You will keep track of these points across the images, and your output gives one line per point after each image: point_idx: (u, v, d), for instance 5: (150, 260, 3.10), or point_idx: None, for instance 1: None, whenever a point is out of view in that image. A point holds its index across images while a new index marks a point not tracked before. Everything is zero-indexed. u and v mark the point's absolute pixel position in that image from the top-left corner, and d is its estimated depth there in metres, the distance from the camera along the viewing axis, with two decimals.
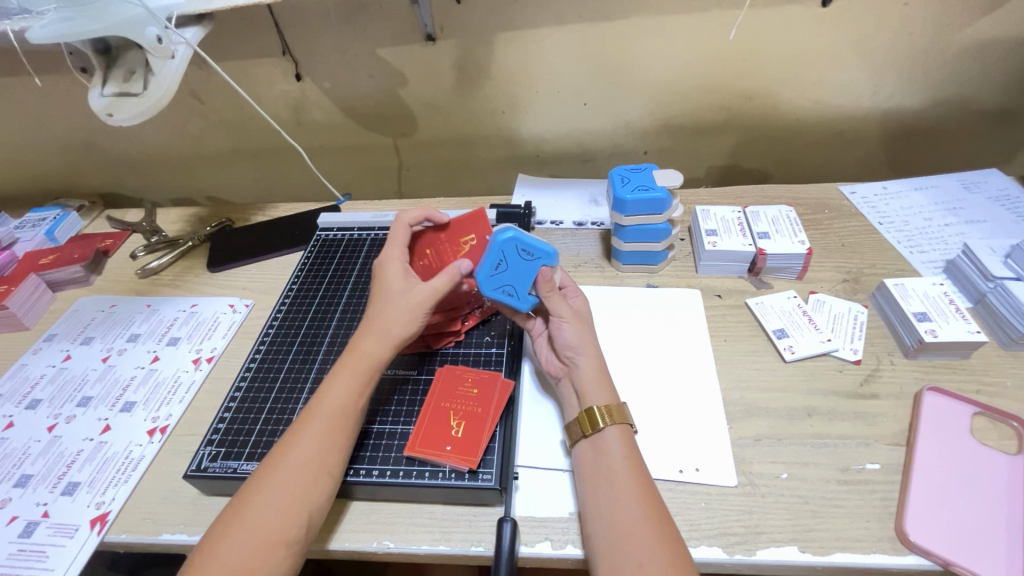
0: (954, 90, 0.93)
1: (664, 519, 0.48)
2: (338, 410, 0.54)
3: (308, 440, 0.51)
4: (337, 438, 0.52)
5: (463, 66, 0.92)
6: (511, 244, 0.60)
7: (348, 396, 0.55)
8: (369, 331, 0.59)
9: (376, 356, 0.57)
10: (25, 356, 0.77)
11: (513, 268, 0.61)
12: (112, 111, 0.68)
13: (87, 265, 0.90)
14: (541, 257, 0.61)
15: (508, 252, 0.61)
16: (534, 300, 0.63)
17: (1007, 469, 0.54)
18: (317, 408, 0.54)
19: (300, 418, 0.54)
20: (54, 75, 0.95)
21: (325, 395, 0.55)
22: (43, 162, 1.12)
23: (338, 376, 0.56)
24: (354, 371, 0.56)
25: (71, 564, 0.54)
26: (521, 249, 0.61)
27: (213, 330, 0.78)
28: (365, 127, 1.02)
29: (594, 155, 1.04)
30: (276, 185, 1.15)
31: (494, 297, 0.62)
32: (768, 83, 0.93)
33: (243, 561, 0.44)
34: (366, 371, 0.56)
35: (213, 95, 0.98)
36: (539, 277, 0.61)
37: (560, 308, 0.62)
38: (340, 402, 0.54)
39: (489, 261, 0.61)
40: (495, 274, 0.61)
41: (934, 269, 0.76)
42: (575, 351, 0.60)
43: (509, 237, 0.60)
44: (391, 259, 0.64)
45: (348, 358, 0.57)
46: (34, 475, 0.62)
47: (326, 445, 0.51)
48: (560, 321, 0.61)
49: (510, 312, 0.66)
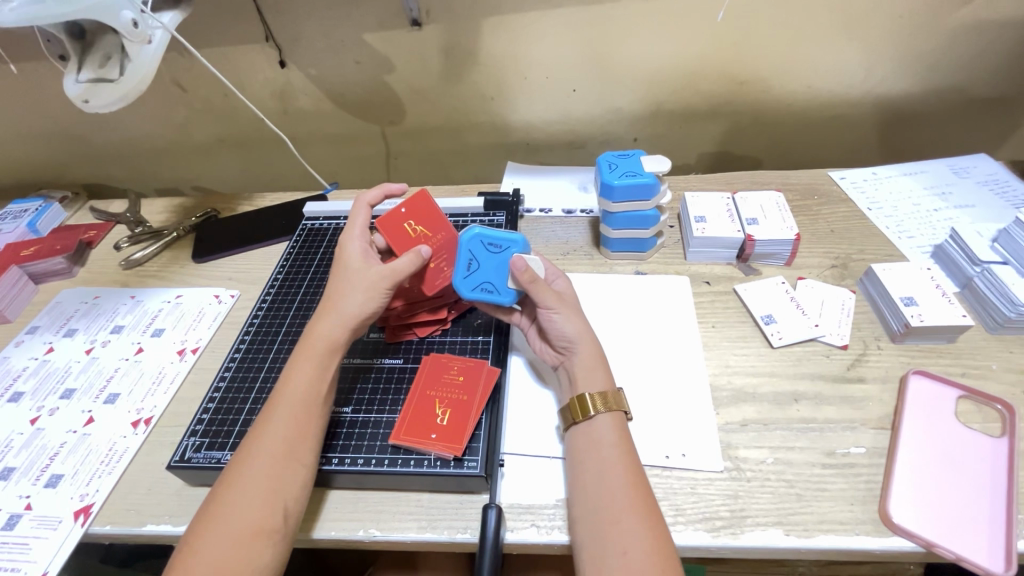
0: (945, 73, 0.92)
1: (650, 504, 0.48)
2: (303, 397, 0.53)
3: (275, 429, 0.51)
4: (304, 424, 0.52)
5: (450, 52, 0.91)
6: (477, 242, 0.63)
7: (313, 380, 0.54)
8: (326, 314, 0.58)
9: (335, 337, 0.56)
10: (7, 348, 0.76)
11: (484, 264, 0.63)
12: (87, 97, 0.67)
13: (70, 257, 0.88)
14: (513, 245, 0.63)
15: (476, 249, 0.63)
16: (516, 292, 0.62)
17: (991, 452, 0.54)
18: (282, 396, 0.53)
19: (267, 410, 0.53)
20: (31, 62, 0.93)
21: (288, 382, 0.54)
22: (24, 152, 1.10)
23: (298, 363, 0.55)
24: (316, 357, 0.55)
25: (54, 556, 0.53)
26: (488, 243, 0.63)
27: (198, 321, 0.77)
28: (351, 114, 1.01)
29: (584, 142, 1.03)
30: (263, 175, 1.14)
31: (474, 297, 0.63)
32: (758, 68, 0.92)
33: (221, 558, 0.44)
34: (327, 353, 0.56)
35: (196, 83, 0.97)
36: (514, 267, 0.60)
37: (547, 298, 0.59)
38: (304, 389, 0.53)
39: (461, 263, 0.63)
40: (470, 274, 0.63)
41: (923, 253, 0.76)
42: (570, 341, 0.59)
43: (474, 236, 0.63)
44: (349, 239, 0.64)
45: (307, 344, 0.56)
46: (17, 468, 0.61)
47: (294, 431, 0.51)
48: (549, 311, 0.59)
49: (495, 310, 0.66)
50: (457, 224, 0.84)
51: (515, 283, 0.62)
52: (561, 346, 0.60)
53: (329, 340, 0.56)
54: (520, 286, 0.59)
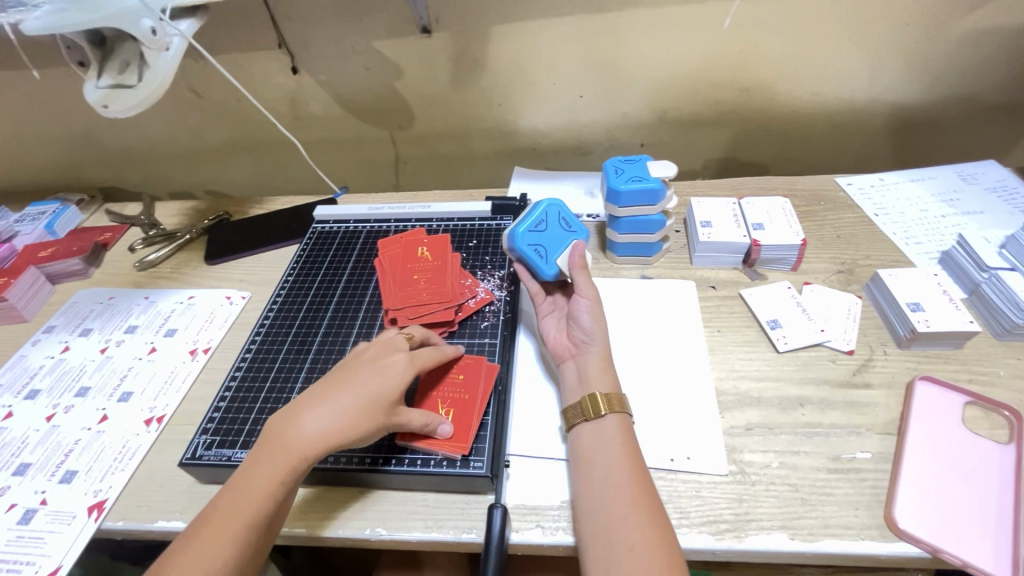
0: (953, 80, 0.92)
1: (654, 505, 0.49)
2: (255, 510, 0.48)
3: (227, 533, 0.47)
4: (249, 537, 0.47)
5: (459, 59, 0.92)
6: (552, 211, 0.72)
7: (267, 494, 0.49)
8: (318, 411, 0.53)
9: (320, 437, 0.51)
10: (24, 347, 0.78)
11: (549, 229, 0.70)
12: (107, 102, 0.69)
13: (86, 258, 0.90)
14: (577, 232, 0.71)
15: (549, 215, 0.71)
16: (558, 271, 0.67)
17: (999, 459, 0.54)
18: (235, 498, 0.48)
19: (221, 509, 0.48)
20: (51, 67, 0.96)
21: (242, 484, 0.49)
22: (43, 156, 1.12)
23: (260, 467, 0.50)
24: (278, 464, 0.50)
25: (68, 551, 0.55)
26: (561, 218, 0.72)
27: (209, 322, 0.78)
28: (362, 119, 1.02)
29: (590, 147, 1.04)
30: (274, 179, 1.16)
31: (523, 250, 0.68)
32: (764, 74, 0.92)
33: None
34: (291, 463, 0.50)
35: (210, 88, 0.99)
36: (573, 247, 0.67)
37: (585, 287, 0.64)
38: (267, 492, 0.49)
39: (531, 220, 0.71)
40: (534, 231, 0.70)
41: (930, 260, 0.76)
42: (589, 338, 0.61)
43: (553, 205, 0.73)
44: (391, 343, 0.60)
45: (276, 445, 0.51)
46: (32, 464, 0.63)
47: (237, 544, 0.46)
48: (580, 298, 0.63)
49: (529, 279, 0.70)
50: (465, 228, 0.85)
51: (563, 261, 0.67)
52: (579, 340, 0.62)
53: (302, 445, 0.51)
54: (569, 267, 0.66)
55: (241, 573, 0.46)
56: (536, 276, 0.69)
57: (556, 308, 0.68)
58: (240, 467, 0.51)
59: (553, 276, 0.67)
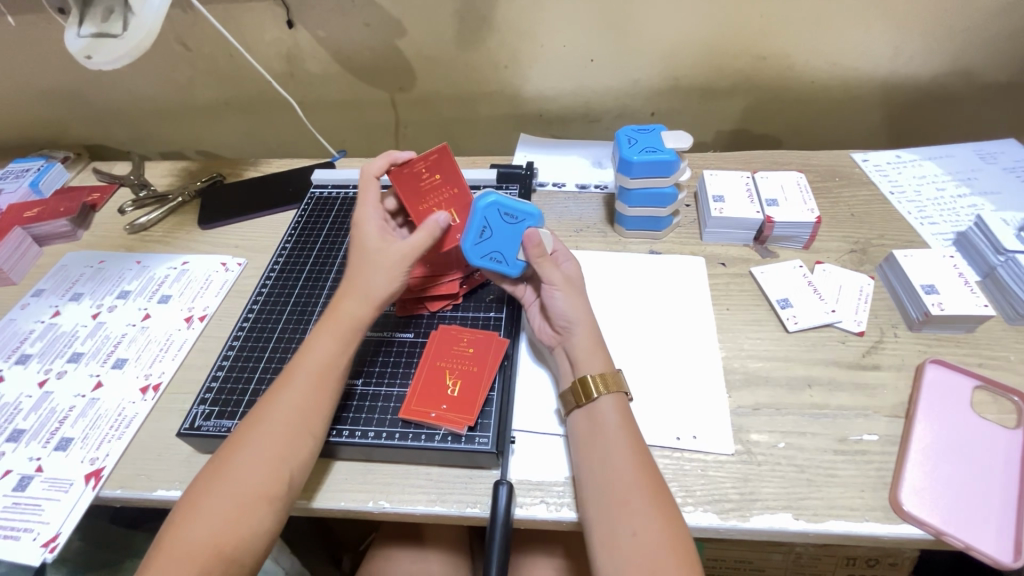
0: (978, 53, 0.89)
1: (657, 484, 0.49)
2: (317, 365, 0.54)
3: (291, 397, 0.52)
4: (315, 391, 0.53)
5: (465, 16, 0.87)
6: (493, 209, 0.61)
7: (328, 351, 0.55)
8: (349, 290, 0.58)
9: (359, 312, 0.57)
10: (13, 310, 0.76)
11: (496, 233, 0.61)
12: (90, 53, 0.65)
13: (75, 219, 0.87)
14: (528, 218, 0.62)
15: (491, 217, 0.61)
16: (523, 266, 0.63)
17: (1005, 443, 0.54)
18: (266, 417, 0.51)
19: (280, 378, 0.54)
20: (29, 14, 0.90)
21: (305, 354, 0.55)
22: (23, 110, 1.07)
23: (319, 334, 0.56)
24: (334, 327, 0.56)
25: (66, 519, 0.54)
26: (504, 214, 0.61)
27: (205, 288, 0.76)
28: (361, 79, 0.98)
29: (599, 116, 1.00)
30: (268, 140, 1.11)
31: (482, 265, 0.62)
32: (783, 41, 0.88)
33: (227, 518, 0.46)
34: (347, 327, 0.56)
35: (201, 41, 0.93)
36: (527, 241, 0.60)
37: (553, 275, 0.60)
38: (322, 360, 0.54)
39: (473, 230, 0.61)
40: (480, 242, 0.61)
41: (944, 241, 0.74)
42: (570, 322, 0.58)
43: (492, 201, 0.61)
44: (364, 217, 0.62)
45: (295, 370, 0.54)
46: (27, 431, 0.61)
47: (307, 394, 0.52)
48: (552, 289, 0.60)
49: (497, 278, 0.66)
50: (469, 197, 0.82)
51: (524, 256, 0.62)
52: (560, 326, 0.59)
53: (318, 365, 0.54)
54: (528, 260, 0.60)
55: (315, 421, 0.52)
56: (502, 275, 0.65)
57: (535, 296, 0.64)
58: (259, 401, 0.53)
59: (519, 273, 0.63)
